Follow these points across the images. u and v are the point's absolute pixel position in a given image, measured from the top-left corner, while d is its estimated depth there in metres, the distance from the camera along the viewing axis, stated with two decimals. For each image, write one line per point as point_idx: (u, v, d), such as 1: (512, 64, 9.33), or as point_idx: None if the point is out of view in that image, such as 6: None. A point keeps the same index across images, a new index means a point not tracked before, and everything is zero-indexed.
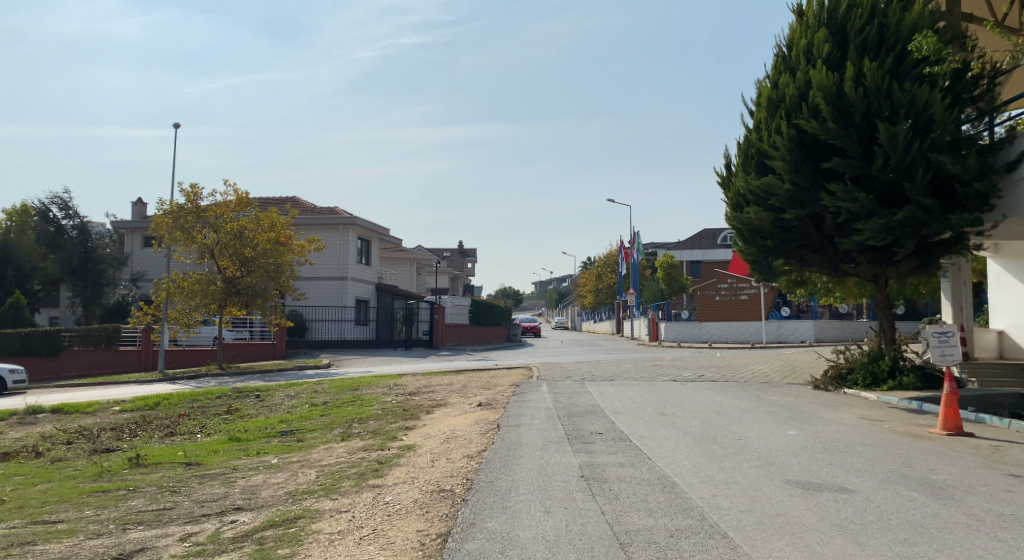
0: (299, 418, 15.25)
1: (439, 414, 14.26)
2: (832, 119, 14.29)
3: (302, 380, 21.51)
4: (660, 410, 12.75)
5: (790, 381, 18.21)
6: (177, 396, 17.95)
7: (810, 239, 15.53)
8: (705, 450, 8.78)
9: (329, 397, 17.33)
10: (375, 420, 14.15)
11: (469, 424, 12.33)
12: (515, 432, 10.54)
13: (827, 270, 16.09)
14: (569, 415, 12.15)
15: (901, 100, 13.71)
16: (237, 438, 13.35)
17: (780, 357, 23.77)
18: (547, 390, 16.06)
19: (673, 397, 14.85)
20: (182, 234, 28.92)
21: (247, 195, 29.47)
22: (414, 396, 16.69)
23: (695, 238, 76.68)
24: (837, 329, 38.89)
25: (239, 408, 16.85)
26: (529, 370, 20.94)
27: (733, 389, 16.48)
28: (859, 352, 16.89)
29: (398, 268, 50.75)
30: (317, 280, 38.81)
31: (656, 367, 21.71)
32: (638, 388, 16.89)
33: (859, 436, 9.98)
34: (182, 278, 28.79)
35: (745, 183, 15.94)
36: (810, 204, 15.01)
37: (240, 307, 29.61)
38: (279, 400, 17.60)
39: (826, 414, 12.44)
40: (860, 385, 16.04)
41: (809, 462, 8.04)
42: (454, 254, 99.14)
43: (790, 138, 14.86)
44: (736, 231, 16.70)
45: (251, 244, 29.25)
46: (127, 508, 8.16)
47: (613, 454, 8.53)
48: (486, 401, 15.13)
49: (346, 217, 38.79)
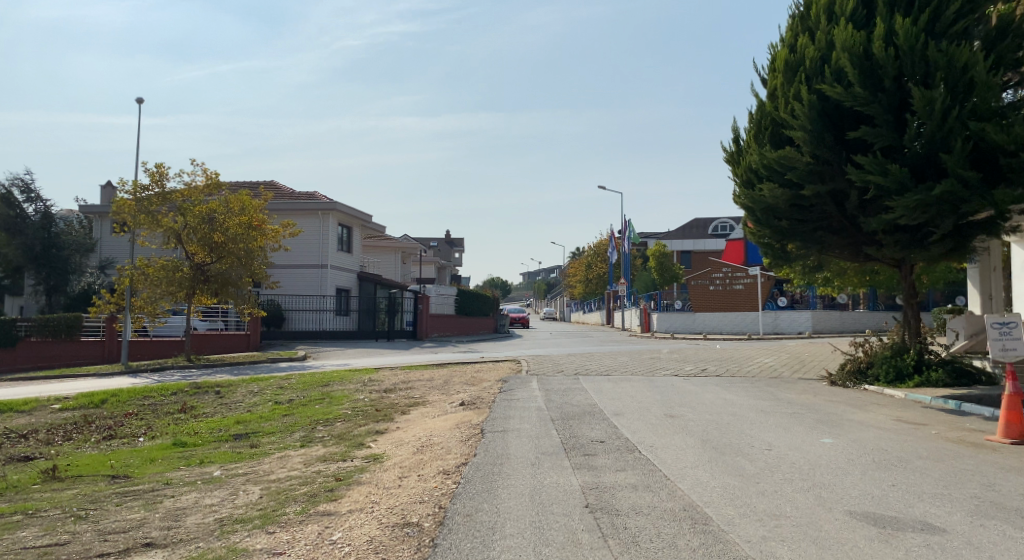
0: (258, 419, 13.54)
1: (416, 415, 12.61)
2: (858, 83, 12.65)
3: (271, 375, 19.80)
4: (668, 411, 11.14)
5: (802, 377, 16.64)
6: (128, 392, 16.16)
7: (830, 218, 13.97)
8: (735, 466, 7.18)
9: (296, 395, 15.63)
10: (343, 422, 12.49)
11: (448, 428, 10.70)
12: (502, 440, 8.94)
13: (846, 253, 14.57)
14: (563, 418, 10.52)
15: (937, 62, 12.05)
16: (183, 442, 11.64)
17: (785, 350, 22.27)
18: (537, 387, 14.44)
19: (679, 395, 13.28)
20: (147, 217, 26.88)
21: (216, 177, 27.63)
22: (389, 393, 15.05)
23: (686, 227, 75.32)
24: (837, 320, 37.35)
25: (194, 406, 15.15)
26: (517, 364, 19.33)
27: (742, 386, 14.88)
28: (880, 345, 15.37)
29: (382, 257, 48.88)
30: (295, 268, 37.05)
31: (654, 361, 20.15)
32: (638, 383, 15.29)
33: (909, 445, 8.41)
34: (146, 265, 26.96)
35: (758, 156, 14.30)
36: (832, 179, 13.40)
37: (209, 296, 27.89)
38: (239, 398, 15.87)
39: (857, 416, 10.86)
40: (882, 381, 14.53)
41: (867, 484, 6.43)
42: (440, 244, 97.07)
43: (811, 104, 13.21)
44: (746, 210, 15.11)
45: (221, 229, 27.39)
46: (8, 544, 6.45)
47: (622, 472, 6.90)
48: (469, 399, 13.46)
49: (327, 202, 36.91)
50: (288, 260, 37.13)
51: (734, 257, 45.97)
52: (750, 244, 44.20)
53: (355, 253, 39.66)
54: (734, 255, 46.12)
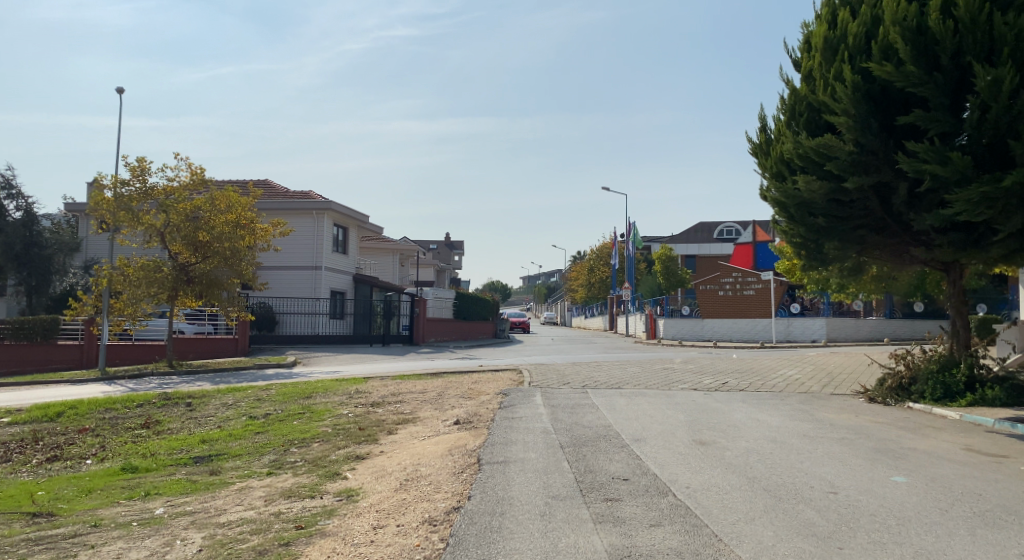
0: (225, 438, 11.96)
1: (404, 435, 11.06)
2: (911, 61, 10.99)
3: (253, 384, 18.24)
4: (696, 436, 9.60)
5: (835, 392, 15.02)
6: (88, 403, 14.59)
7: (873, 214, 12.46)
8: (804, 522, 5.61)
9: (274, 408, 14.07)
10: (320, 443, 10.96)
11: (439, 455, 9.17)
12: (503, 475, 7.40)
13: (889, 254, 13.07)
14: (574, 444, 8.99)
15: (1005, 36, 10.34)
16: (134, 466, 10.05)
17: (808, 361, 20.73)
18: (541, 402, 12.88)
19: (704, 414, 11.71)
20: (127, 215, 25.28)
21: (202, 173, 26.04)
22: (377, 408, 13.50)
23: (689, 231, 74.03)
24: (852, 328, 35.63)
25: (159, 421, 13.58)
26: (518, 375, 17.77)
27: (771, 402, 13.32)
28: (924, 357, 13.78)
29: (379, 258, 47.30)
30: (287, 269, 35.52)
31: (668, 372, 18.57)
32: (654, 399, 13.68)
33: (1004, 487, 6.87)
34: (126, 265, 25.43)
35: (792, 145, 12.75)
36: (877, 171, 11.84)
37: (194, 298, 26.34)
38: (211, 411, 14.32)
39: (918, 443, 9.27)
40: (929, 399, 12.96)
41: (987, 553, 4.88)
42: (439, 247, 95.36)
43: (854, 86, 11.59)
44: (776, 205, 13.59)
45: (206, 227, 25.83)
46: None
47: (658, 531, 5.39)
48: (465, 417, 11.93)
49: (321, 202, 35.40)
50: (281, 261, 35.59)
51: (743, 262, 44.37)
52: (760, 247, 42.86)
53: (351, 255, 38.14)
54: (743, 260, 44.52)
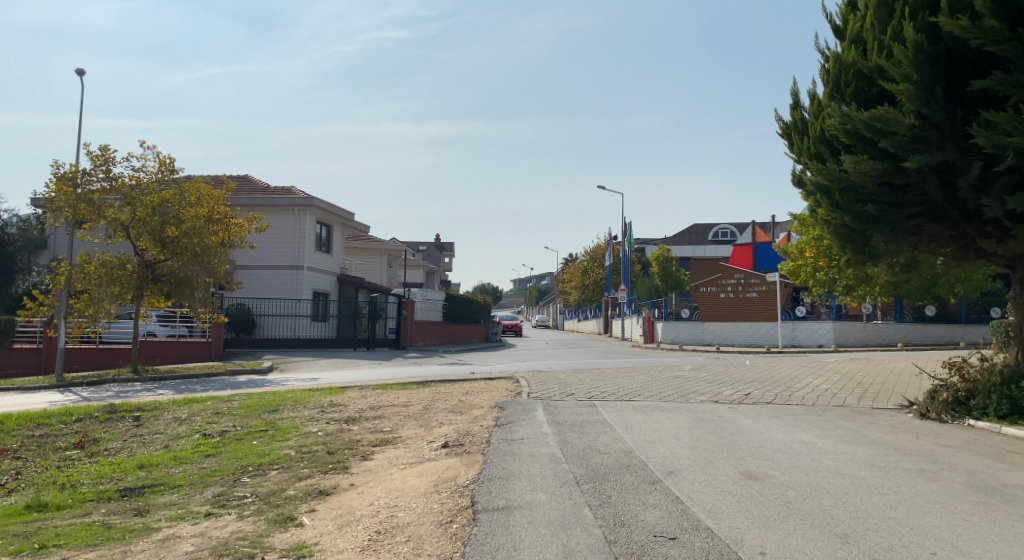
0: (167, 462, 9.99)
1: (382, 461, 9.17)
2: (992, 14, 9.12)
3: (216, 394, 16.27)
4: (742, 467, 7.75)
5: (877, 407, 13.18)
6: (17, 417, 12.57)
7: (930, 199, 10.74)
8: None
9: (232, 424, 12.11)
10: (280, 471, 9.04)
11: (421, 492, 7.26)
12: (505, 532, 5.51)
13: (948, 245, 11.35)
14: (594, 480, 7.10)
15: None
16: (42, 503, 8.07)
17: (830, 368, 18.91)
18: (544, 419, 11.00)
19: (740, 436, 9.86)
20: (89, 208, 23.19)
21: (171, 163, 23.98)
22: (352, 425, 11.58)
23: (684, 233, 72.65)
24: (861, 333, 33.92)
25: (96, 440, 11.57)
26: (514, 384, 15.92)
27: (811, 420, 11.48)
28: (984, 368, 12.00)
29: (365, 259, 45.30)
30: (266, 268, 33.53)
31: (679, 381, 16.75)
32: (674, 414, 11.80)
33: None
34: (87, 262, 23.32)
35: (837, 119, 10.97)
36: (941, 148, 10.05)
37: (161, 298, 24.24)
38: (160, 427, 12.35)
39: (1018, 479, 7.44)
40: (993, 417, 11.17)
41: None
42: (429, 249, 93.49)
43: (918, 47, 9.77)
44: (816, 190, 11.83)
45: (175, 222, 23.81)
46: None
47: None
48: (456, 437, 10.06)
49: (304, 198, 33.35)
50: (260, 259, 33.58)
51: (743, 264, 42.67)
52: (759, 248, 41.05)
53: (335, 254, 36.17)
54: (744, 262, 42.82)
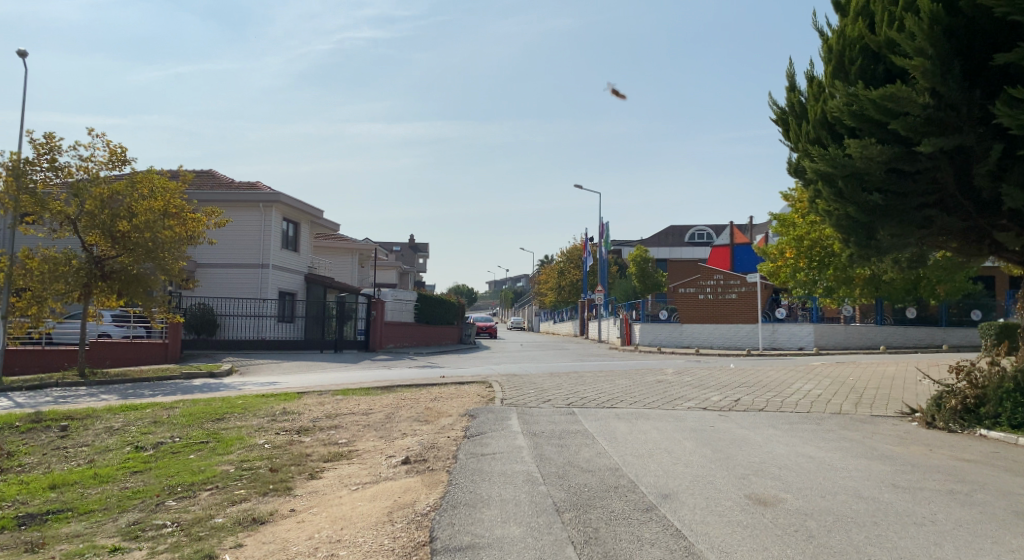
0: (84, 480, 8.68)
1: (331, 480, 7.98)
2: None
3: (161, 399, 14.93)
4: (747, 489, 6.68)
5: (877, 415, 12.22)
6: None
7: (942, 188, 9.80)
8: None
9: (169, 435, 10.82)
10: (212, 493, 7.81)
11: (369, 523, 6.07)
12: None
13: (958, 238, 10.44)
14: (578, 508, 5.96)
15: None
16: None
17: (819, 372, 17.97)
18: (517, 429, 9.84)
19: (738, 450, 8.79)
20: (32, 200, 21.56)
21: (122, 152, 22.47)
22: (303, 437, 10.36)
23: (661, 235, 72.04)
24: (841, 335, 33.13)
25: (10, 454, 10.21)
26: (486, 388, 14.80)
27: (811, 430, 10.46)
28: (993, 372, 11.09)
29: (336, 258, 43.87)
30: (229, 266, 32.04)
31: (662, 386, 15.71)
32: (661, 423, 10.70)
33: None
34: (30, 258, 21.76)
35: (842, 99, 9.98)
36: (958, 131, 9.08)
37: (112, 297, 22.73)
38: (88, 438, 11.01)
39: None
40: (1007, 427, 10.26)
41: None
42: (403, 249, 91.99)
43: (935, 18, 8.76)
44: (818, 178, 10.84)
45: (126, 215, 22.27)
46: None
47: None
48: (419, 451, 8.89)
49: (269, 193, 31.89)
50: (222, 257, 32.12)
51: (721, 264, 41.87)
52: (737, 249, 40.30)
53: (303, 252, 34.74)
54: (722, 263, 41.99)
